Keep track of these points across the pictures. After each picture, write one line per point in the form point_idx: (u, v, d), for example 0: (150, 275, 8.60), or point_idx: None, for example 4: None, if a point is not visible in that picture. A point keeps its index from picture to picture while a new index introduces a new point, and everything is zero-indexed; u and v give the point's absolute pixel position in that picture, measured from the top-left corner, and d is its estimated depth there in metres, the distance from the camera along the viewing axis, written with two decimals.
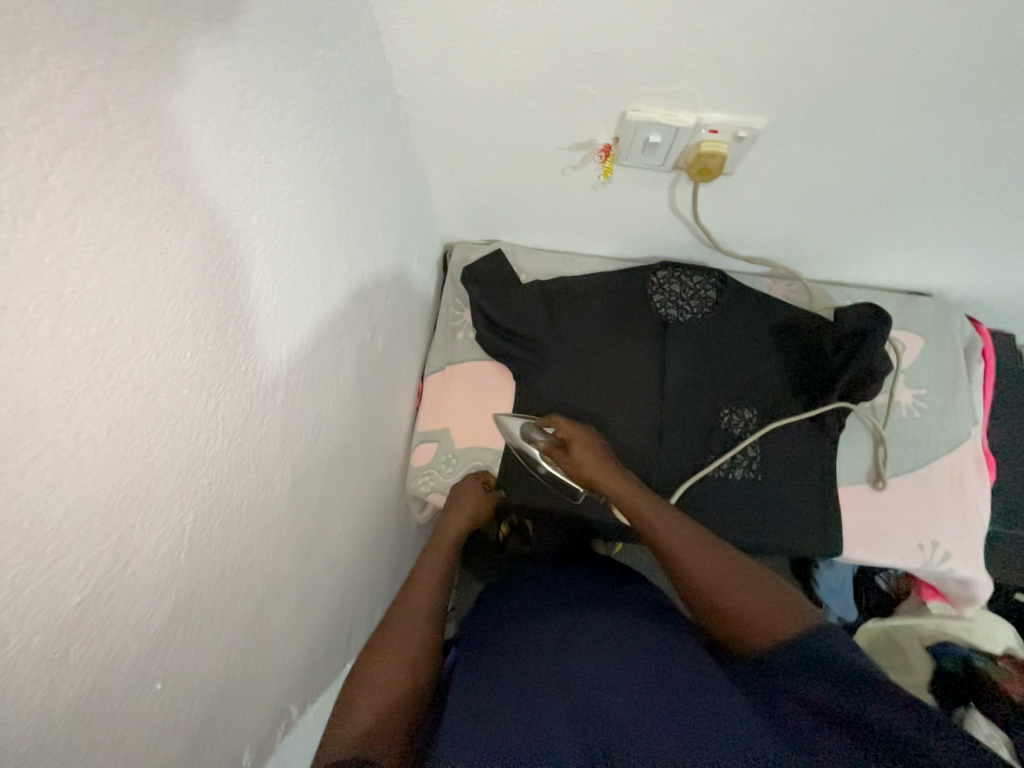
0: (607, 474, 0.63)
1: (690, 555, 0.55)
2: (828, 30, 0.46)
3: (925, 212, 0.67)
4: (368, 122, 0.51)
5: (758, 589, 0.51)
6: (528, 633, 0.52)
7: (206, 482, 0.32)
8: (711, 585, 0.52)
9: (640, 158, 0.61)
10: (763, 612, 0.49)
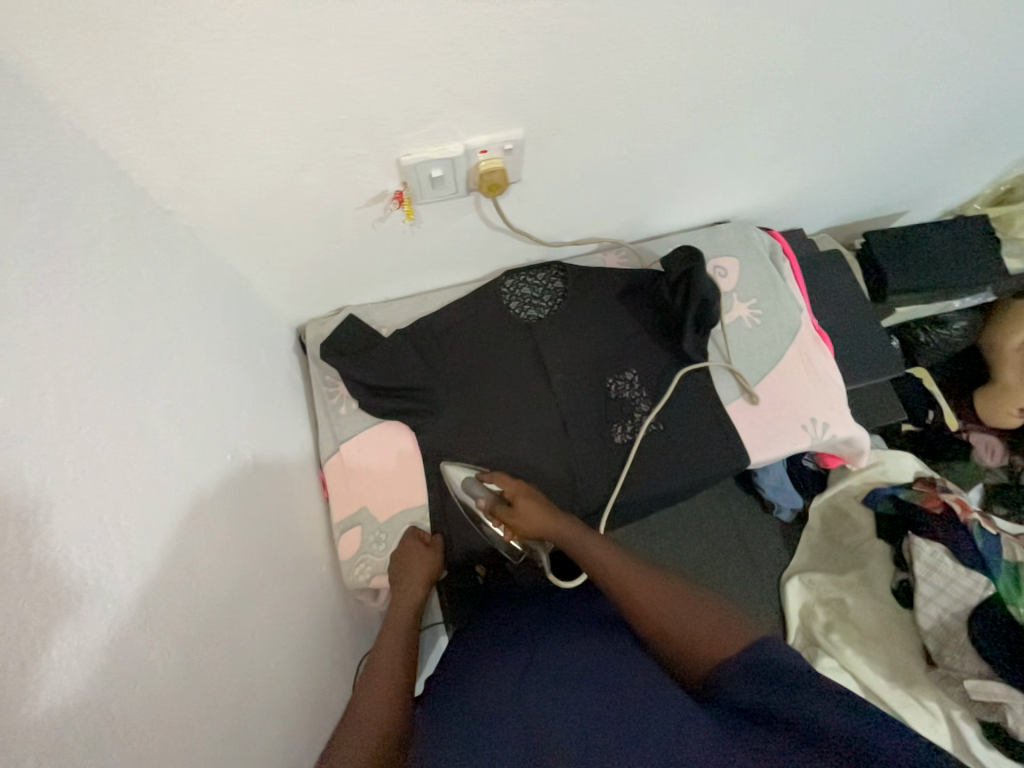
0: (551, 521, 0.67)
1: (637, 591, 0.58)
2: (529, 41, 0.51)
3: (686, 158, 0.78)
4: (135, 249, 0.48)
5: (701, 615, 0.53)
6: (495, 672, 0.55)
7: (27, 706, 0.28)
8: (659, 614, 0.55)
9: (433, 193, 0.63)
10: (706, 635, 0.51)
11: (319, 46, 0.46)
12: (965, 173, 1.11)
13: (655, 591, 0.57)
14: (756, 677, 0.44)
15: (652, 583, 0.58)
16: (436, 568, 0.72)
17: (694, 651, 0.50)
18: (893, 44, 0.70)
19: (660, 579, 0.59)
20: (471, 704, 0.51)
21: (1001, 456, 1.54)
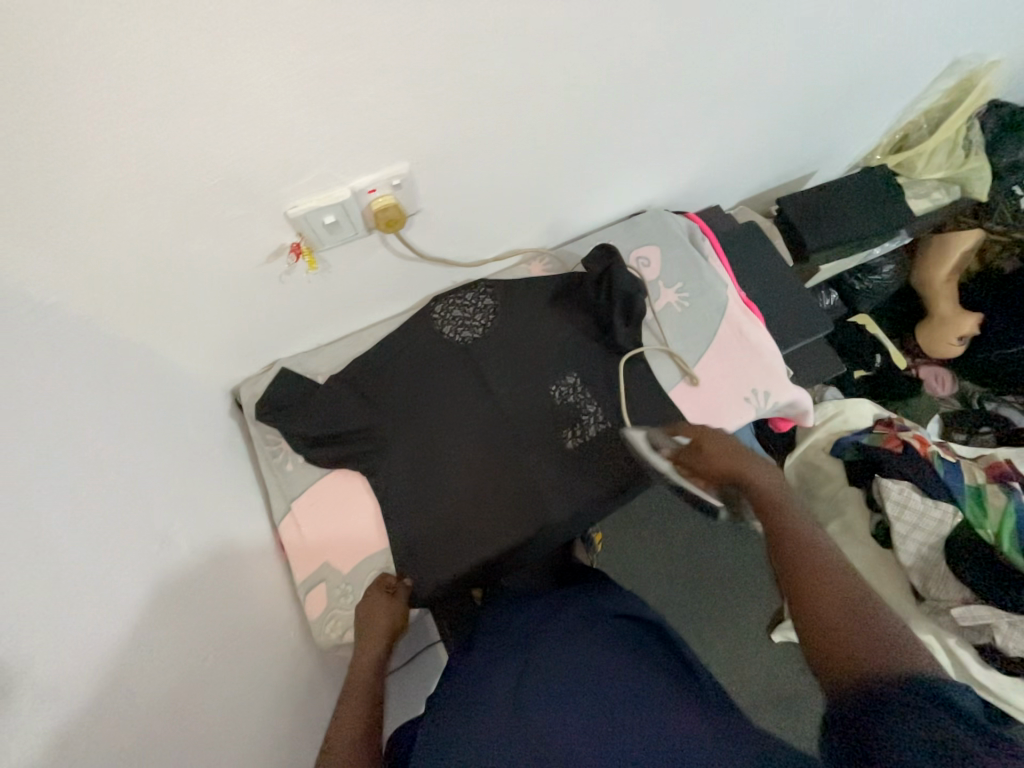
0: (744, 464, 0.69)
1: (813, 581, 0.53)
2: (391, 72, 0.52)
3: (585, 155, 0.79)
4: (31, 350, 0.46)
5: (873, 626, 0.47)
6: (483, 679, 0.58)
7: None
8: (826, 606, 0.51)
9: (332, 239, 0.63)
10: (869, 645, 0.45)
11: (171, 110, 0.45)
12: (859, 129, 1.16)
13: (832, 586, 0.52)
14: (911, 695, 0.40)
15: (831, 579, 0.53)
16: (398, 617, 0.71)
17: (837, 650, 0.47)
18: (755, 21, 0.73)
19: (845, 577, 0.53)
20: (471, 707, 0.53)
21: (950, 385, 1.61)
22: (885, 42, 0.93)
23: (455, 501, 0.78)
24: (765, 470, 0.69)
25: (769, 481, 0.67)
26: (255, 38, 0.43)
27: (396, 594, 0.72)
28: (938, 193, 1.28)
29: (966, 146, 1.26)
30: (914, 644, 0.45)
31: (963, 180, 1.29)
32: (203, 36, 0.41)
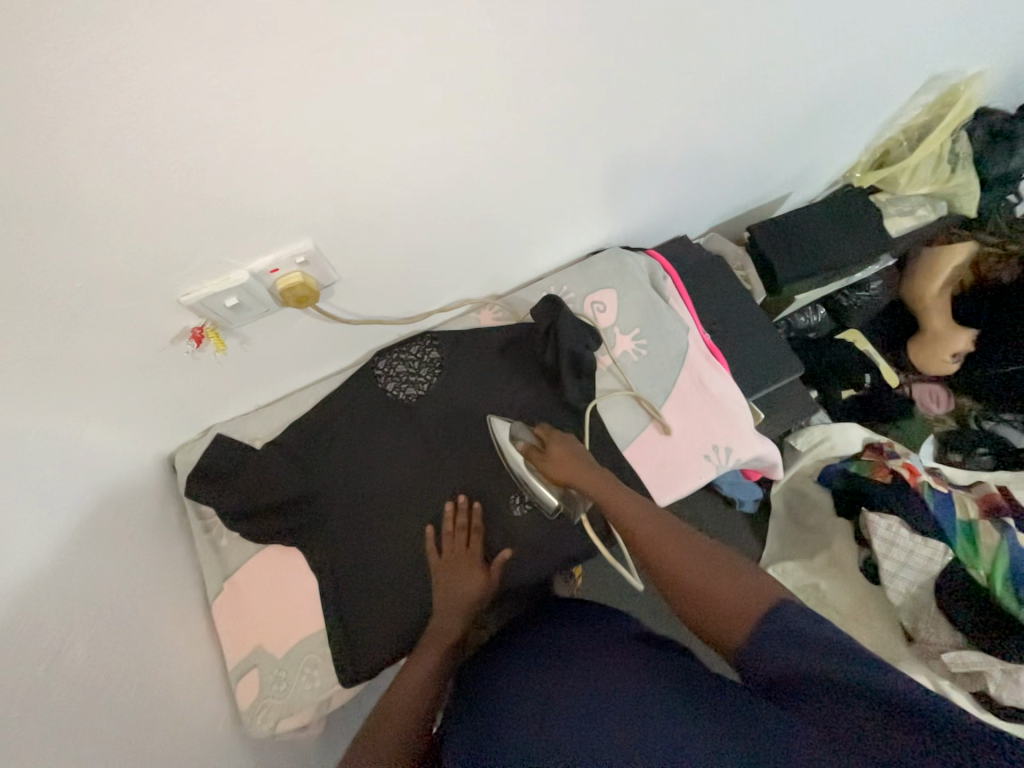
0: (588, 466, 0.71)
1: (666, 553, 0.59)
2: (284, 148, 0.48)
3: (526, 201, 0.75)
4: None
5: (719, 578, 0.54)
6: (512, 667, 0.62)
7: None
8: (684, 574, 0.56)
9: (238, 321, 0.60)
10: (727, 606, 0.51)
11: (27, 208, 0.41)
12: (833, 148, 1.10)
13: (679, 548, 0.59)
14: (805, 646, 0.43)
15: (676, 544, 0.60)
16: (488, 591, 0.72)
17: (712, 618, 0.52)
18: (697, 57, 0.69)
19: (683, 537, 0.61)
20: (499, 700, 0.57)
21: (946, 403, 1.54)
22: (851, 64, 0.88)
23: (397, 576, 0.74)
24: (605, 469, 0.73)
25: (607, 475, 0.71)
26: (112, 130, 0.40)
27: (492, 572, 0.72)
28: (924, 210, 1.21)
29: (953, 161, 1.19)
30: (753, 588, 0.52)
31: (950, 196, 1.22)
32: (48, 134, 0.38)
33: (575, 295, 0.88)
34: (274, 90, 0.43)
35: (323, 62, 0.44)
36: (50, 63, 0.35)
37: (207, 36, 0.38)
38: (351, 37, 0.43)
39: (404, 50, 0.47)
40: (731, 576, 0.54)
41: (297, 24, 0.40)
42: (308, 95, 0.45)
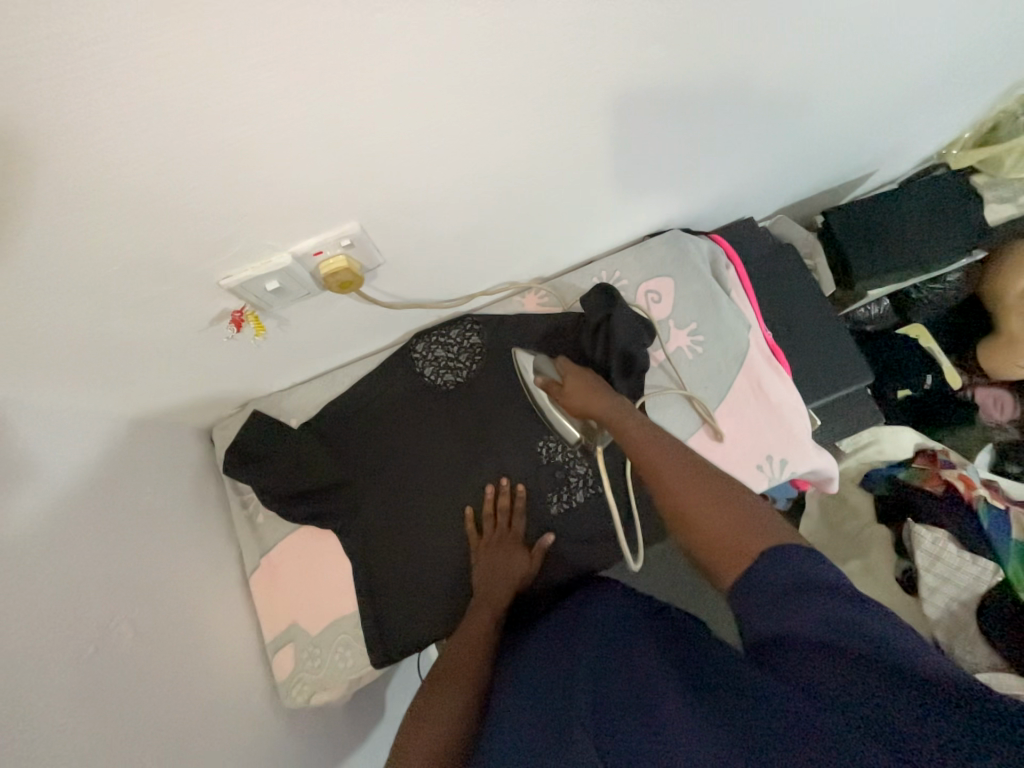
0: (603, 400, 0.67)
1: (674, 483, 0.55)
2: (337, 121, 0.43)
3: (587, 179, 0.68)
4: None
5: (726, 516, 0.50)
6: (524, 657, 0.61)
7: None
8: (690, 511, 0.52)
9: (277, 304, 0.57)
10: (728, 544, 0.48)
11: (67, 188, 0.38)
12: (934, 123, 0.97)
13: (690, 482, 0.55)
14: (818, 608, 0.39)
15: (690, 478, 0.55)
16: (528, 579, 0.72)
17: (715, 556, 0.48)
18: (805, 15, 0.59)
19: (702, 471, 0.56)
20: (513, 684, 0.56)
21: (1012, 410, 1.43)
22: (980, 23, 0.74)
23: (430, 565, 0.73)
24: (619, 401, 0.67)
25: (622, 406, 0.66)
26: (153, 104, 0.35)
27: (534, 554, 0.72)
28: None
29: None
30: (764, 529, 0.48)
31: None
32: (86, 109, 0.34)
33: (628, 283, 0.81)
34: (332, 59, 0.38)
35: (389, 26, 0.38)
36: (86, 30, 0.30)
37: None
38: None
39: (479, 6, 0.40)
40: (744, 515, 0.49)
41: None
42: (368, 63, 0.40)
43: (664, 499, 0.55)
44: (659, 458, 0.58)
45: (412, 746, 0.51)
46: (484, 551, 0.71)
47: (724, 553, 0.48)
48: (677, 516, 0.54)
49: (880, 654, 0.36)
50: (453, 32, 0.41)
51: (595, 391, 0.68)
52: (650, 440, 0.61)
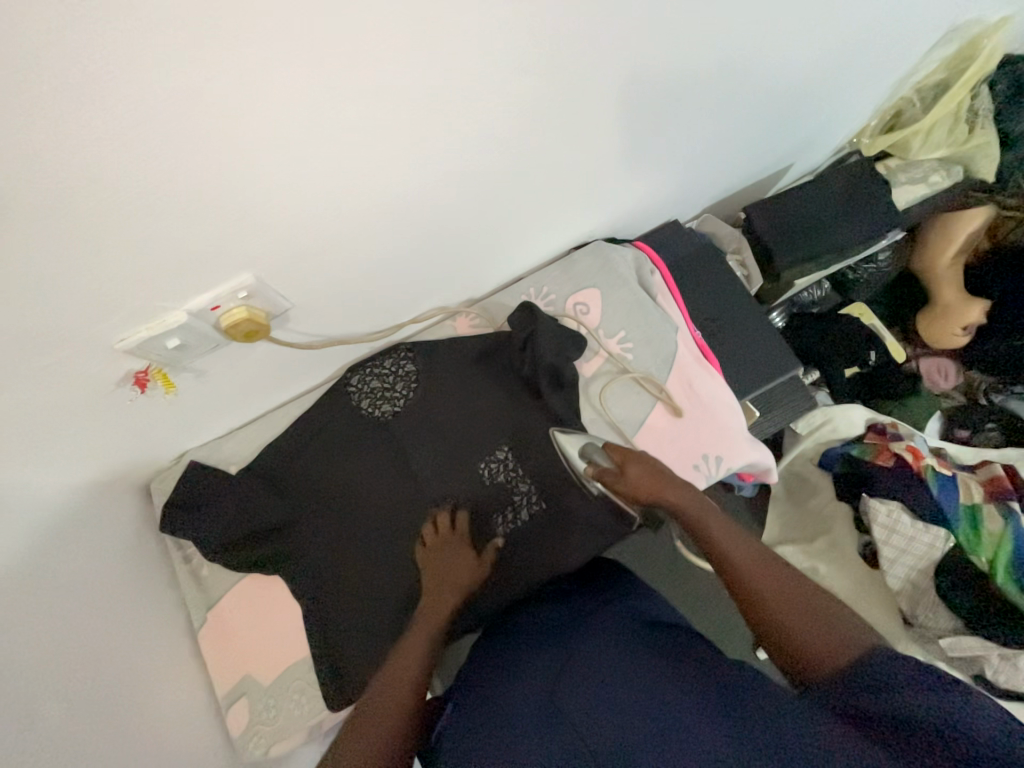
0: (669, 492, 0.62)
1: (757, 579, 0.53)
2: (213, 172, 0.44)
3: (499, 200, 0.70)
4: None
5: (813, 622, 0.48)
6: (520, 667, 0.58)
7: None
8: (776, 612, 0.50)
9: (183, 360, 0.56)
10: (815, 646, 0.47)
11: None
12: (837, 115, 1.01)
13: (774, 579, 0.53)
14: (888, 687, 0.40)
15: (771, 573, 0.53)
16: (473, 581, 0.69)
17: (799, 656, 0.47)
18: (681, 23, 0.61)
19: (783, 568, 0.54)
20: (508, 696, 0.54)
21: (954, 376, 1.48)
22: (858, 18, 0.79)
23: (382, 600, 0.73)
24: (688, 491, 0.62)
25: (689, 500, 0.61)
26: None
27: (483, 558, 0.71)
28: (936, 176, 1.10)
29: (970, 119, 1.08)
30: (855, 638, 0.47)
31: (966, 159, 1.12)
32: None
33: (556, 297, 0.82)
34: (193, 110, 0.39)
35: (247, 74, 0.39)
36: None
37: (109, 69, 0.34)
38: (275, 40, 0.38)
39: (343, 46, 0.41)
40: (841, 623, 0.48)
41: (206, 31, 0.35)
42: (231, 111, 0.40)
43: (742, 589, 0.53)
44: (751, 558, 0.55)
45: None
46: (432, 555, 0.70)
47: (815, 652, 0.47)
48: (759, 609, 0.51)
49: (928, 714, 0.38)
50: (320, 73, 0.42)
51: (661, 479, 0.63)
52: (729, 527, 0.58)
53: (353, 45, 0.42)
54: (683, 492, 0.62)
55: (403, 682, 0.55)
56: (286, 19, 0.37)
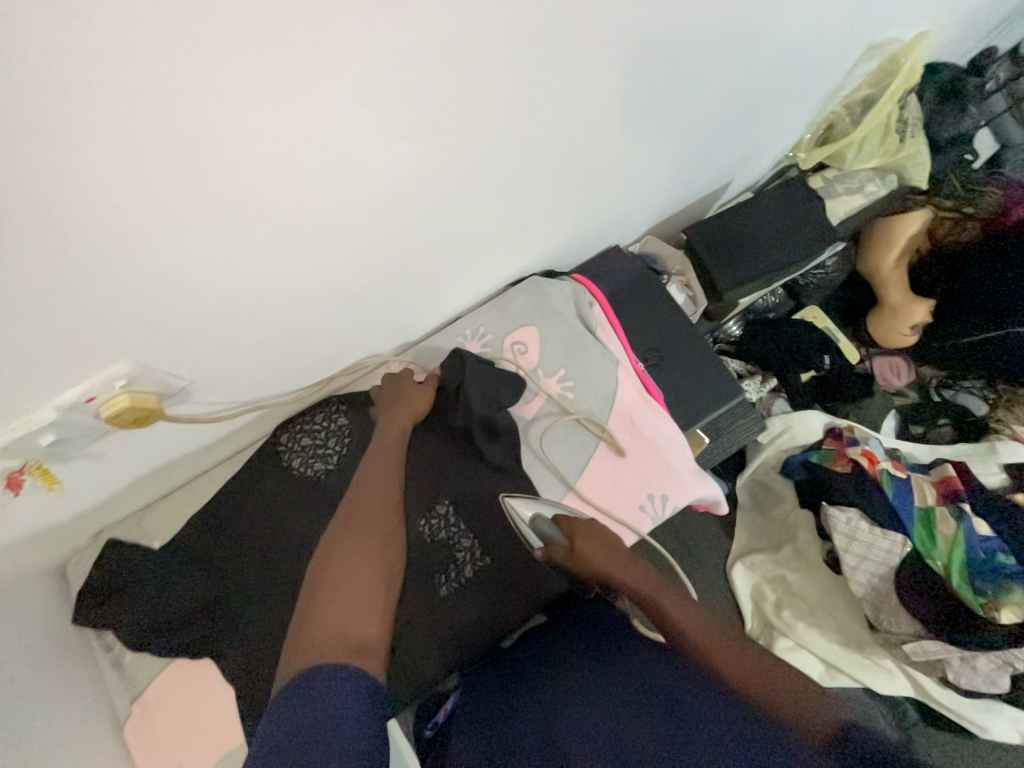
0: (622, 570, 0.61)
1: (714, 652, 0.52)
2: (62, 259, 0.39)
3: (418, 248, 0.66)
4: None
5: (774, 682, 0.48)
6: (507, 704, 0.58)
7: None
8: (738, 678, 0.50)
9: (69, 449, 0.52)
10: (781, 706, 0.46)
11: None
12: (771, 132, 1.01)
13: (730, 647, 0.53)
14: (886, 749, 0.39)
15: (726, 642, 0.53)
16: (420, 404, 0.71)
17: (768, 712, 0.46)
18: (593, 60, 0.60)
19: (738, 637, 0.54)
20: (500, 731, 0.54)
21: (908, 373, 1.50)
22: (778, 39, 0.78)
23: None
24: (642, 569, 0.61)
25: (643, 578, 0.60)
26: None
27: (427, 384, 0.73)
28: (872, 186, 1.12)
29: (901, 129, 1.09)
30: (820, 700, 0.46)
31: (900, 168, 1.14)
32: None
33: (492, 337, 0.80)
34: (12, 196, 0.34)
35: (71, 156, 0.35)
36: None
37: None
38: (113, 122, 0.34)
39: (191, 120, 0.38)
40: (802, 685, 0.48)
41: (11, 120, 0.31)
42: (60, 191, 0.36)
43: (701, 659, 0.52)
44: (704, 635, 0.54)
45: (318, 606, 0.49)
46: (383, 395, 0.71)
47: (784, 711, 0.46)
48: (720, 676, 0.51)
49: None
50: (168, 147, 0.38)
51: (612, 556, 0.62)
52: (684, 601, 0.58)
53: (203, 118, 0.38)
54: (637, 569, 0.61)
55: (366, 511, 0.57)
56: (122, 98, 0.34)
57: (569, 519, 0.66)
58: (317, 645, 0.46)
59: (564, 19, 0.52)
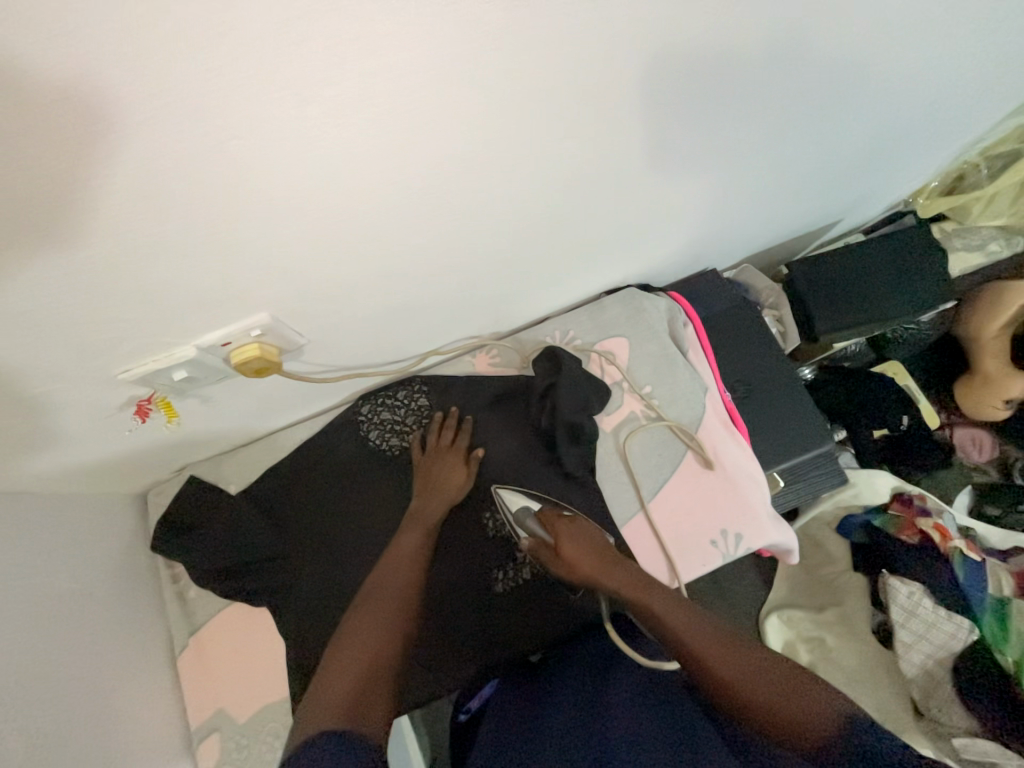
0: (607, 572, 0.61)
1: (705, 650, 0.52)
2: (242, 213, 0.42)
3: (534, 244, 0.66)
4: None
5: (767, 680, 0.49)
6: (515, 709, 0.61)
7: None
8: (732, 678, 0.49)
9: (189, 387, 0.55)
10: (777, 707, 0.47)
11: None
12: (897, 175, 0.96)
13: (723, 646, 0.52)
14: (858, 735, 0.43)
15: (719, 641, 0.52)
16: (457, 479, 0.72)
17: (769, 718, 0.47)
18: (754, 76, 0.58)
19: (733, 637, 0.53)
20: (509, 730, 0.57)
21: (990, 449, 1.40)
22: (937, 78, 0.73)
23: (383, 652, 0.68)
24: (629, 570, 0.60)
25: (630, 581, 0.59)
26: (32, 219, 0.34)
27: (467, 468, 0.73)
28: (995, 245, 1.05)
29: None
30: (817, 698, 0.47)
31: None
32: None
33: (581, 343, 0.79)
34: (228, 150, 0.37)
35: (286, 123, 0.37)
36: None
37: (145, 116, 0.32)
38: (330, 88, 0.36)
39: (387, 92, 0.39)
40: (806, 686, 0.48)
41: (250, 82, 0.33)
42: (269, 154, 0.38)
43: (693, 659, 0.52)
44: (696, 634, 0.53)
45: (339, 674, 0.48)
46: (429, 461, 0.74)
47: (781, 710, 0.47)
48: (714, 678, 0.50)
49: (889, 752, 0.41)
50: (362, 121, 0.39)
51: (598, 558, 0.62)
52: (673, 601, 0.57)
53: (397, 91, 0.39)
54: (622, 572, 0.60)
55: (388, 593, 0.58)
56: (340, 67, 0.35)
57: (554, 518, 0.65)
58: (324, 705, 0.45)
59: (741, 31, 0.51)
